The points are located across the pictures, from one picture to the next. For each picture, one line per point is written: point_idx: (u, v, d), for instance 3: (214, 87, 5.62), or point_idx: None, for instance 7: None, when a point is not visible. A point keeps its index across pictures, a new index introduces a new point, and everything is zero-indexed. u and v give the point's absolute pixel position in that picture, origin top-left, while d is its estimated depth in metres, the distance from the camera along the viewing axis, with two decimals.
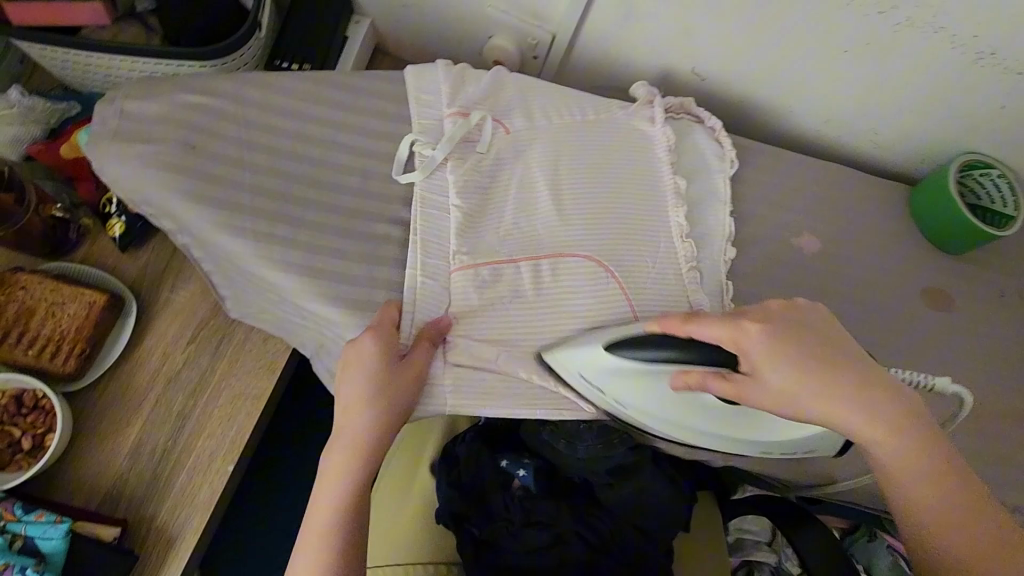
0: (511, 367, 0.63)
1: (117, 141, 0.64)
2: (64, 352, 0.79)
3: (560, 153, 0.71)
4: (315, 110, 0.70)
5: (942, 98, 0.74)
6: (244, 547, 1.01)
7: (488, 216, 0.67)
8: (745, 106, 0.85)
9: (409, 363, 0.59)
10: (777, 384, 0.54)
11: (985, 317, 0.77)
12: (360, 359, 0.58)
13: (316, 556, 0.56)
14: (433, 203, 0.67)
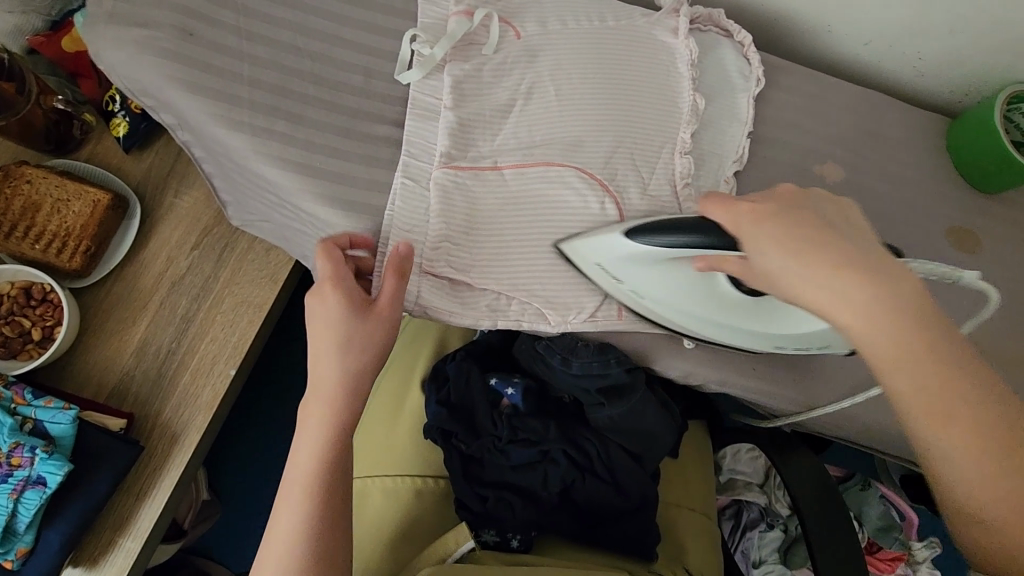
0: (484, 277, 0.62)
1: (109, 25, 0.61)
2: (69, 248, 0.80)
3: (576, 57, 0.67)
4: (315, 3, 0.66)
5: (999, 17, 0.67)
6: (251, 449, 1.06)
7: (484, 122, 0.64)
8: (780, 22, 0.78)
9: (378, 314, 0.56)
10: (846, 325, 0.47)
11: (1015, 261, 0.73)
12: (325, 325, 0.55)
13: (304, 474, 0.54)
14: (426, 105, 0.64)
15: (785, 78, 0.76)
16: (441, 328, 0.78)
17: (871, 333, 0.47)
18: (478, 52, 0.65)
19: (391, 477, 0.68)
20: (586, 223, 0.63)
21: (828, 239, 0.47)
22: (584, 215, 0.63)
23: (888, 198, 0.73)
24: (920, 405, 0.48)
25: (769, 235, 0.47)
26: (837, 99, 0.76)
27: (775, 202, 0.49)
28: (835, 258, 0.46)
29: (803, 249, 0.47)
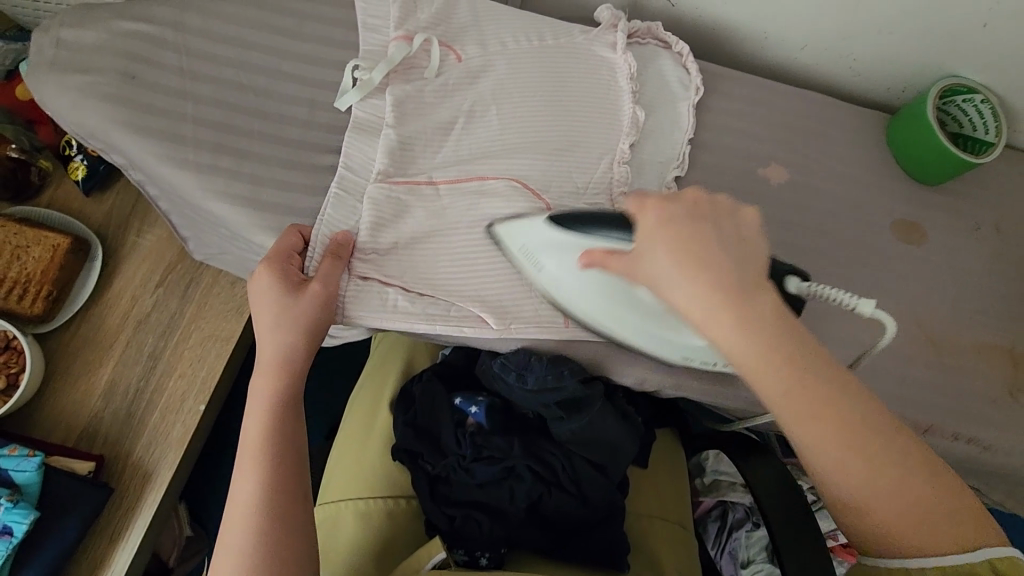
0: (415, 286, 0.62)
1: (54, 73, 0.62)
2: (30, 294, 0.80)
3: (515, 76, 0.69)
4: (258, 40, 0.68)
5: (924, 17, 0.70)
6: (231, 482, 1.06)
7: (420, 139, 0.65)
8: (718, 32, 0.81)
9: (323, 282, 0.58)
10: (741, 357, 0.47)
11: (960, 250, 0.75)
12: (263, 304, 0.58)
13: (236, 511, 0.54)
14: (365, 123, 0.65)
15: (725, 84, 0.77)
16: (408, 349, 0.78)
17: (740, 355, 0.47)
18: (419, 75, 0.67)
19: (363, 498, 0.68)
20: None
21: (702, 247, 0.47)
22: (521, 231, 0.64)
23: (834, 195, 0.75)
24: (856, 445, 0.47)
25: (661, 244, 0.48)
26: (779, 102, 0.78)
27: (687, 213, 0.48)
28: (707, 277, 0.46)
29: (686, 250, 0.47)
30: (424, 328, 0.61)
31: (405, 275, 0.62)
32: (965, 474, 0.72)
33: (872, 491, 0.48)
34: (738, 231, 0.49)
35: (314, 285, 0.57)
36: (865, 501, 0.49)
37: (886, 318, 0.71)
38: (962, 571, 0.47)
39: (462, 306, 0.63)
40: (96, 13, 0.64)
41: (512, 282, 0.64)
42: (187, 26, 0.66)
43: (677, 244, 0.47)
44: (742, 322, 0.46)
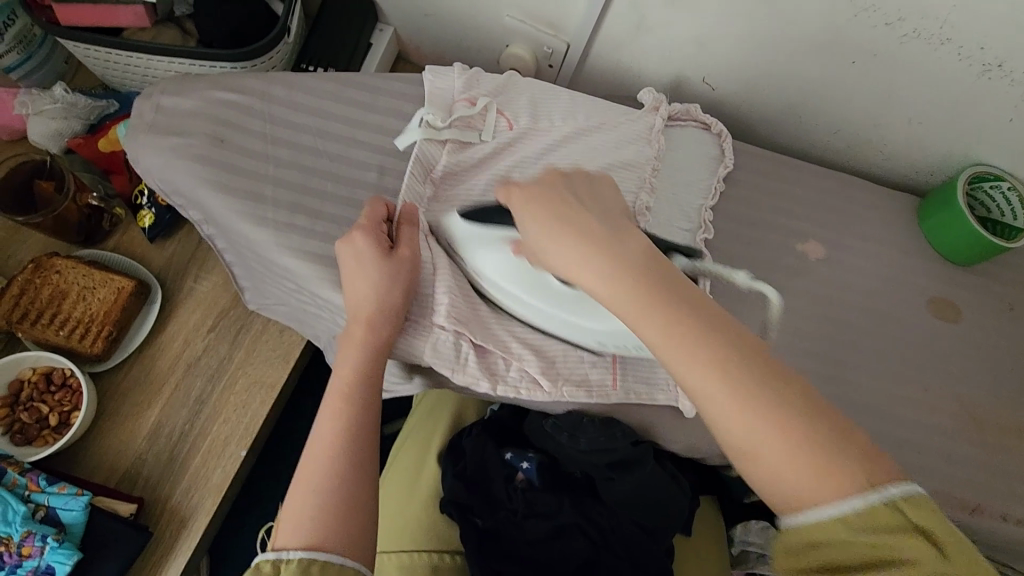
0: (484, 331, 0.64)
1: (152, 133, 0.67)
2: (92, 334, 0.83)
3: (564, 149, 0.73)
4: (335, 110, 0.73)
5: (952, 113, 0.75)
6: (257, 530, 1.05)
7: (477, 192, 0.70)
8: (754, 116, 0.86)
9: (409, 242, 0.62)
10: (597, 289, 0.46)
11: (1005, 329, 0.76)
12: (362, 268, 0.60)
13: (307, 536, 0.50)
14: (427, 166, 0.69)
15: (766, 163, 0.82)
16: (456, 405, 0.79)
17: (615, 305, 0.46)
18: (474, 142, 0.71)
19: (408, 552, 0.67)
20: None
21: (567, 205, 0.50)
22: None
23: (869, 272, 0.78)
24: (740, 404, 0.42)
25: (539, 211, 0.50)
26: (814, 181, 0.82)
27: (571, 189, 0.52)
28: (579, 231, 0.48)
29: (557, 228, 0.49)
30: (488, 387, 0.63)
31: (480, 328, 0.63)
32: (1010, 558, 0.71)
33: (730, 404, 0.42)
34: (596, 191, 0.53)
35: (403, 251, 0.61)
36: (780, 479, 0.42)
37: (925, 395, 0.73)
38: (872, 520, 0.39)
39: (518, 364, 0.64)
40: (194, 83, 0.70)
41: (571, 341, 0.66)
42: (273, 96, 0.72)
43: (552, 219, 0.49)
44: (616, 273, 0.46)
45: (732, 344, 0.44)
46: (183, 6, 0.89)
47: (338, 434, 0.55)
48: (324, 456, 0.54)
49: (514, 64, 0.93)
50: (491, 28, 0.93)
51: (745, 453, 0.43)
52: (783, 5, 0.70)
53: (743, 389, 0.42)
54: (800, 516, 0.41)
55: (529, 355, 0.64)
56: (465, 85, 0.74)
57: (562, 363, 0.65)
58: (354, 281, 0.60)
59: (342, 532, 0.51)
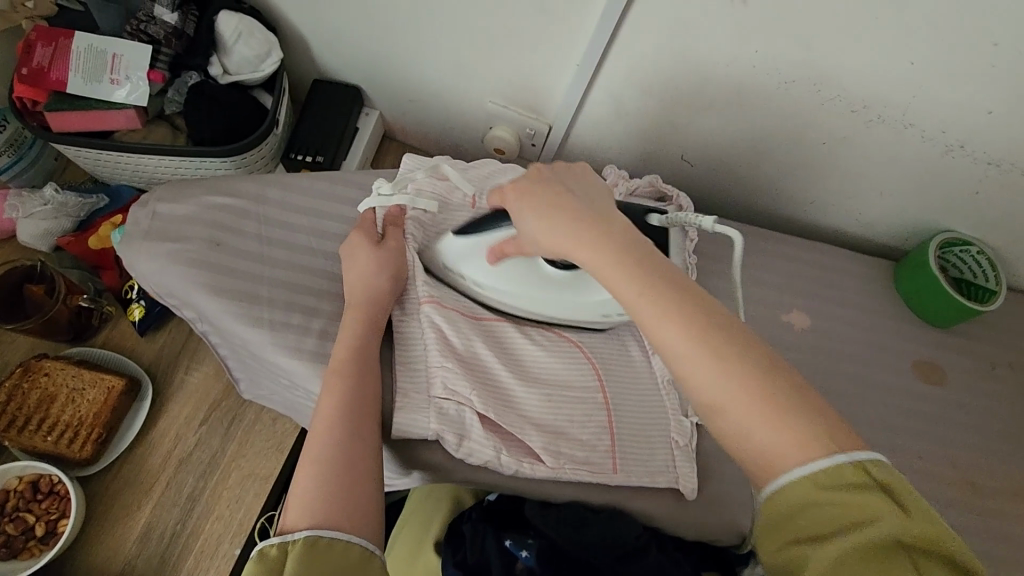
0: (486, 408, 0.64)
1: (147, 240, 0.68)
2: (80, 437, 0.81)
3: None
4: (326, 208, 0.75)
5: (919, 186, 0.78)
6: None
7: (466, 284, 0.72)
8: (730, 189, 0.90)
9: (396, 238, 0.69)
10: (585, 265, 0.50)
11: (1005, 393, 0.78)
12: (359, 257, 0.67)
13: (311, 507, 0.50)
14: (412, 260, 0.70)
15: (746, 236, 0.85)
16: (452, 490, 0.80)
17: (637, 314, 0.48)
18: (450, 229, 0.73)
19: None
20: (569, 374, 0.69)
21: (562, 198, 0.53)
22: (567, 367, 0.70)
23: (853, 339, 0.80)
24: (722, 365, 0.44)
25: (534, 210, 0.53)
26: (794, 251, 0.85)
27: (542, 180, 0.55)
28: (568, 218, 0.51)
29: (550, 211, 0.52)
30: (493, 457, 0.64)
31: (480, 394, 0.64)
32: None
33: (716, 376, 0.44)
34: (585, 188, 0.56)
35: (389, 241, 0.69)
36: (766, 447, 0.42)
37: (921, 462, 0.74)
38: (834, 478, 0.40)
39: (521, 441, 0.65)
40: (187, 188, 0.72)
41: (568, 417, 0.67)
42: (266, 199, 0.73)
43: (541, 213, 0.53)
44: (622, 262, 0.48)
45: (704, 318, 0.46)
46: (174, 104, 0.89)
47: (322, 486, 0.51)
48: (325, 426, 0.55)
49: (499, 145, 0.96)
50: (475, 112, 0.96)
51: (774, 466, 0.42)
52: (751, 92, 0.74)
53: (736, 367, 0.44)
54: (773, 484, 0.42)
55: (533, 432, 0.65)
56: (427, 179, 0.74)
57: (565, 441, 0.66)
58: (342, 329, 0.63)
59: (350, 509, 0.51)
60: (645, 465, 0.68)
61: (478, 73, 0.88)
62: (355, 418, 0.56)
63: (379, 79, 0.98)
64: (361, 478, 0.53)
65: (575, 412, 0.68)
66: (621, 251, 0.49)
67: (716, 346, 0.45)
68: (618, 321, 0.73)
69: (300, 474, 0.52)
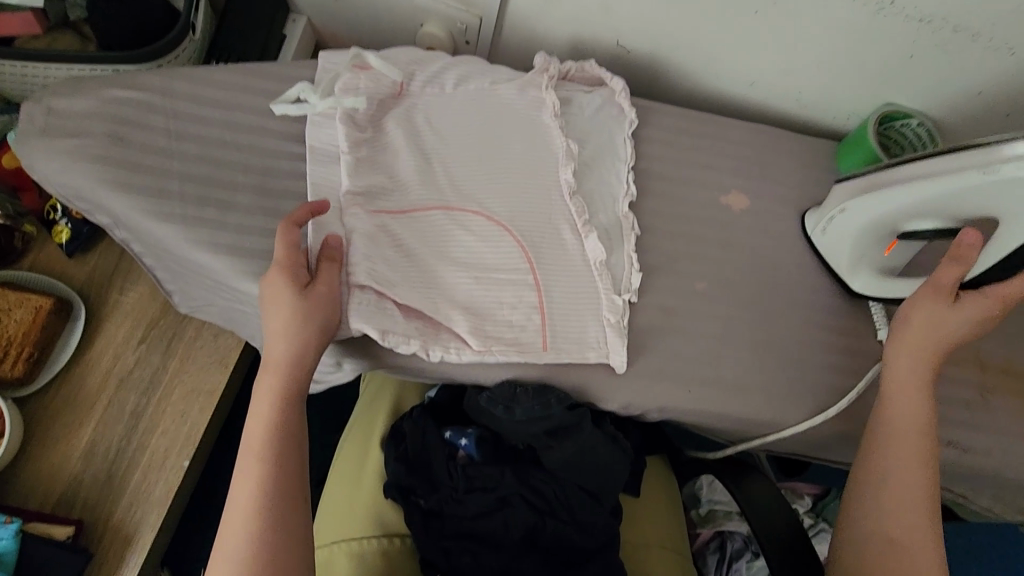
0: (407, 299, 0.63)
1: (45, 137, 0.64)
2: (11, 357, 0.80)
3: (465, 116, 0.74)
4: (240, 101, 0.71)
5: (854, 55, 0.76)
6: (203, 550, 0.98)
7: (390, 168, 0.70)
8: (670, 76, 0.87)
9: (327, 281, 0.59)
10: (891, 426, 0.64)
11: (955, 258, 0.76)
12: (278, 295, 0.58)
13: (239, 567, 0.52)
14: (326, 153, 0.69)
15: (683, 120, 0.82)
16: (395, 393, 0.78)
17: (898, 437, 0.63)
18: (368, 120, 0.71)
19: (358, 540, 0.66)
20: (496, 258, 0.67)
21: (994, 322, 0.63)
22: (495, 252, 0.68)
23: (791, 217, 0.79)
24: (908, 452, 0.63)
25: (932, 326, 0.64)
26: (733, 134, 0.83)
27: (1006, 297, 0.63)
28: (918, 398, 0.64)
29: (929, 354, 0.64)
30: (420, 349, 0.62)
31: (403, 282, 0.63)
32: (953, 481, 0.73)
33: (917, 471, 0.62)
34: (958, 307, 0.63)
35: (318, 286, 0.59)
36: (894, 526, 0.61)
37: (855, 330, 0.74)
38: None
39: (448, 328, 0.64)
40: (85, 83, 0.68)
41: (496, 299, 0.66)
42: (173, 92, 0.69)
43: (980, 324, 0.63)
44: (914, 394, 0.64)
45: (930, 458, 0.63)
46: (79, 10, 0.85)
47: (258, 489, 0.54)
48: (252, 466, 0.55)
49: (432, 44, 0.92)
50: (406, 10, 0.91)
51: (889, 547, 0.61)
52: None
53: (918, 504, 0.62)
54: None
55: (459, 317, 0.64)
56: (354, 66, 0.73)
57: (492, 330, 0.65)
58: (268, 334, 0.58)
59: (279, 557, 0.53)
60: (575, 342, 0.67)
61: None
62: (280, 463, 0.55)
63: None
64: (291, 510, 0.55)
65: (504, 295, 0.66)
66: (907, 430, 0.63)
67: (908, 483, 0.62)
68: (840, 269, 0.74)
69: (239, 470, 0.55)
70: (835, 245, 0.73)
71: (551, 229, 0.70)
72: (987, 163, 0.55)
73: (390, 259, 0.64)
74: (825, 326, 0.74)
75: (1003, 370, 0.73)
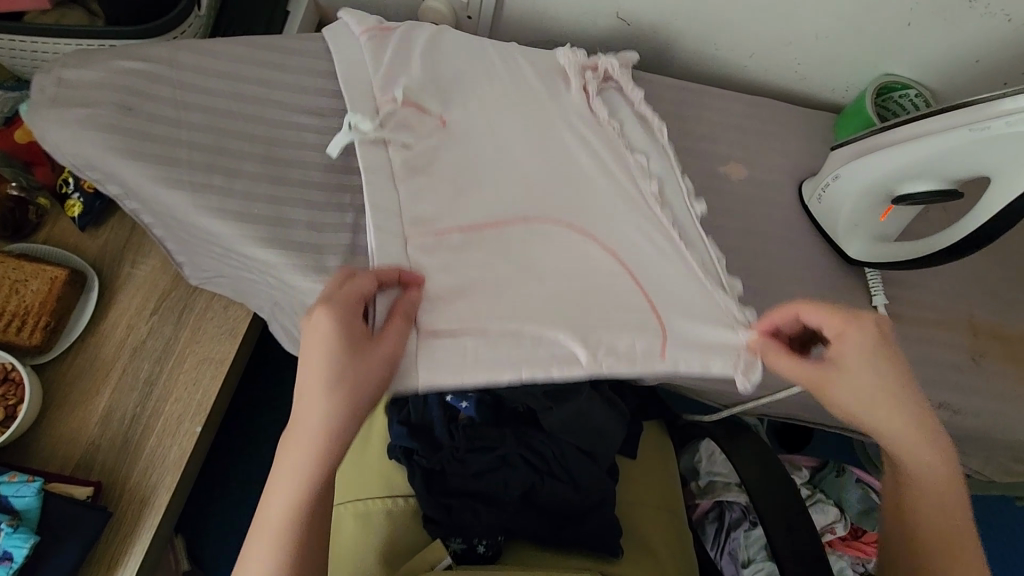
0: (447, 261, 0.61)
1: (57, 107, 0.66)
2: (29, 325, 0.82)
3: (510, 127, 0.71)
4: (245, 73, 0.73)
5: (852, 24, 0.77)
6: (213, 516, 1.01)
7: (422, 136, 0.67)
8: (670, 49, 0.88)
9: (391, 338, 0.54)
10: None
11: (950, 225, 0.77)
12: (318, 341, 0.51)
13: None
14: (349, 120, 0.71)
15: (681, 91, 0.83)
16: None
17: None
18: (409, 98, 0.69)
19: (364, 501, 0.69)
20: (533, 229, 0.65)
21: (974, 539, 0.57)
22: (531, 223, 0.66)
23: (787, 187, 0.80)
24: None
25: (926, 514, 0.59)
26: (732, 106, 0.84)
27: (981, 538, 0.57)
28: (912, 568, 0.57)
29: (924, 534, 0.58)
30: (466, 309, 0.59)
31: (439, 247, 0.62)
32: (943, 444, 0.75)
33: None
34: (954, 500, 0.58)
35: (382, 342, 0.53)
36: None
37: (851, 296, 0.75)
38: None
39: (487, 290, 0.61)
40: (94, 56, 0.69)
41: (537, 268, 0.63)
42: (180, 64, 0.71)
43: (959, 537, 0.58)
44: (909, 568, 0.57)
45: None
46: None
47: (286, 529, 0.49)
48: (281, 500, 0.50)
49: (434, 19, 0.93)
50: None
51: None
52: None
53: None
54: None
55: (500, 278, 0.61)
56: (372, 52, 0.72)
57: (531, 294, 0.62)
58: (307, 365, 0.50)
59: None
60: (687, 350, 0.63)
61: None
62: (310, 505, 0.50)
63: None
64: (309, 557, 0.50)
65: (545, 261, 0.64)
66: None
67: None
68: (834, 235, 0.76)
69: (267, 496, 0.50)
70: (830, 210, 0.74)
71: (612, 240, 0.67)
72: (979, 121, 0.56)
73: (428, 228, 0.63)
74: (820, 293, 0.75)
75: (994, 335, 0.75)
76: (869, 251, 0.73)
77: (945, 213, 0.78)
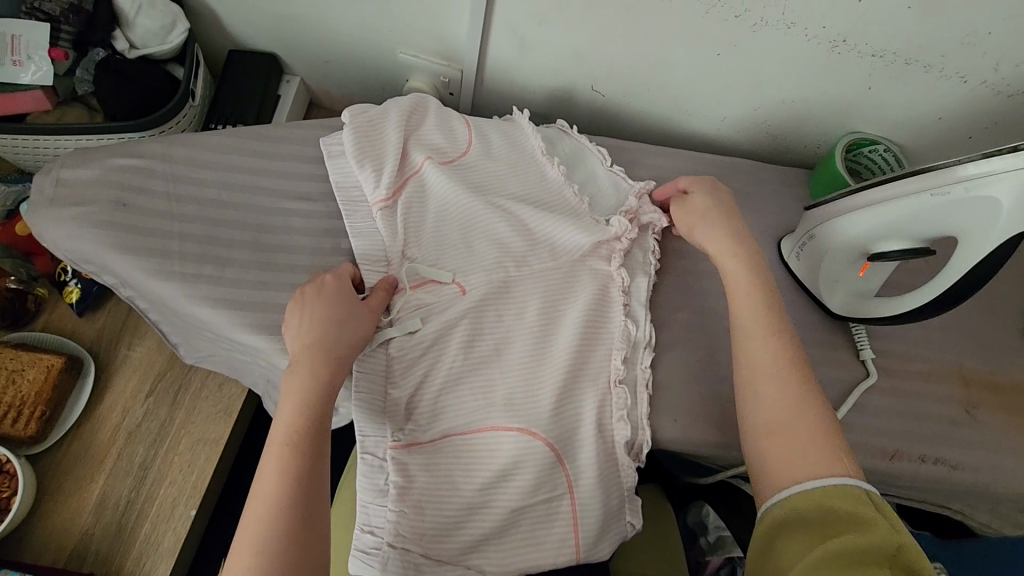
0: (415, 368, 0.67)
1: (54, 208, 0.69)
2: (24, 415, 0.83)
3: (515, 285, 0.72)
4: (235, 162, 0.76)
5: (816, 90, 0.80)
6: None
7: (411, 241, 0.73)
8: (644, 117, 0.91)
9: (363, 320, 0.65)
10: None
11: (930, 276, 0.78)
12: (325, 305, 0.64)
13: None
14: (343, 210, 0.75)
15: (657, 157, 0.86)
16: None
17: None
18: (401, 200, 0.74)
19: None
20: (479, 332, 0.69)
21: None
22: (479, 327, 0.69)
23: (765, 243, 0.82)
24: None
25: None
26: (707, 169, 0.87)
27: None
28: None
29: None
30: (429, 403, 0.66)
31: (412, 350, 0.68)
32: (943, 497, 0.74)
33: None
34: None
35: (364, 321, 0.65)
36: None
37: (839, 351, 0.75)
38: None
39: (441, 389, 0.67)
40: (90, 155, 0.72)
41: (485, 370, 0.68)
42: (172, 158, 0.74)
43: None
44: None
45: None
46: (85, 84, 0.90)
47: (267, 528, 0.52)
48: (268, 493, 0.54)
49: None
50: (391, 67, 0.97)
51: None
52: (640, 6, 0.73)
53: None
54: None
55: (455, 382, 0.67)
56: (359, 164, 0.74)
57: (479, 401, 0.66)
58: (295, 327, 0.63)
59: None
60: (585, 522, 0.66)
61: (385, 23, 0.88)
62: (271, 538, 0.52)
63: (293, 41, 0.97)
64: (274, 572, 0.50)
65: (490, 367, 0.68)
66: None
67: None
68: (817, 292, 0.76)
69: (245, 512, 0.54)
70: (811, 268, 0.75)
71: (576, 383, 0.68)
72: (942, 184, 0.59)
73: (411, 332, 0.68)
74: (808, 350, 0.75)
75: (984, 385, 0.75)
76: (853, 306, 0.74)
77: (924, 265, 0.79)
